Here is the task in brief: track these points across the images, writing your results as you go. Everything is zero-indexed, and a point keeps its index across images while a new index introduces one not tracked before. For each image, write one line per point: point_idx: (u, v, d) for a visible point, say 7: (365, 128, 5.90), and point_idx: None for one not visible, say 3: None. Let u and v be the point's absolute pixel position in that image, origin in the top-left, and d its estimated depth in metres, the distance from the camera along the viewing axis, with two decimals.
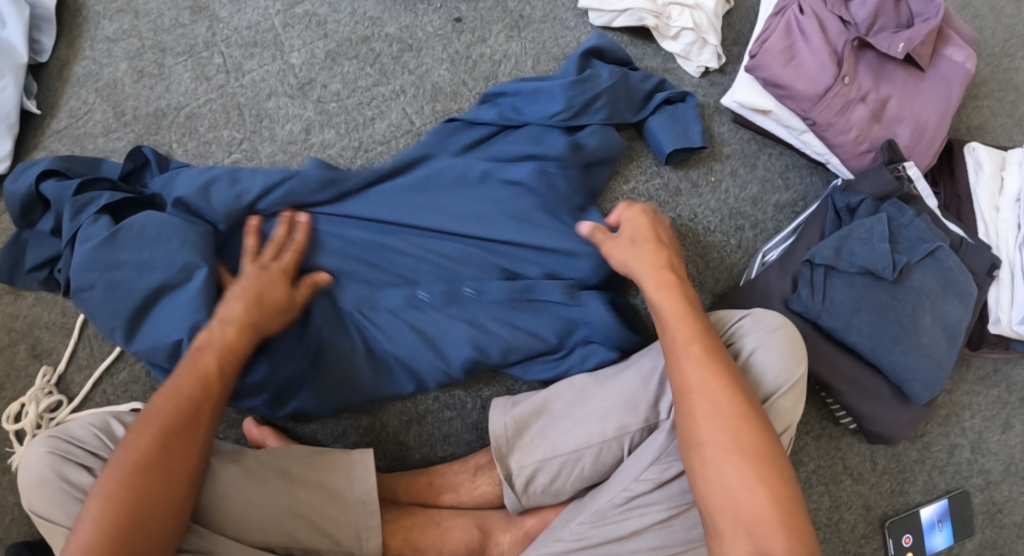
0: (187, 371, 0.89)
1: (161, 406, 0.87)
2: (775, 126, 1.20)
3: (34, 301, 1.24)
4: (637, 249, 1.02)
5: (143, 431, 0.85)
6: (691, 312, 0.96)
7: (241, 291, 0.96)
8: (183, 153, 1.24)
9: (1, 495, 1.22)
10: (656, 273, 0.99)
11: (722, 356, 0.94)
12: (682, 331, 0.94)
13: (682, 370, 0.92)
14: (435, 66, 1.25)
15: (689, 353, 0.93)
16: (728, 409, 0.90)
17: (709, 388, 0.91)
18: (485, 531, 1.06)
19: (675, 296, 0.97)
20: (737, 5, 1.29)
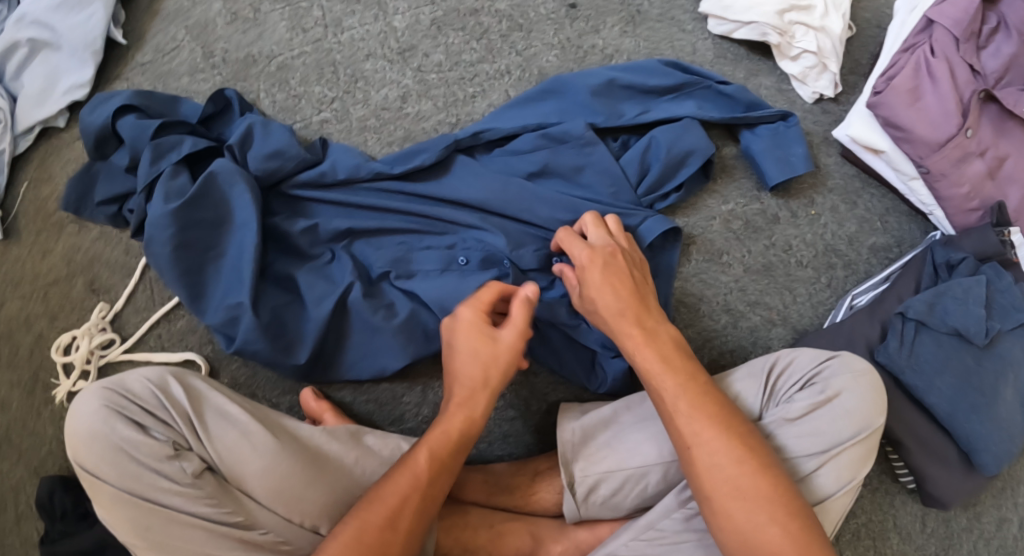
0: (403, 469, 0.91)
1: (371, 506, 0.89)
2: (884, 166, 1.16)
3: (98, 235, 1.21)
4: (597, 293, 0.97)
5: (376, 520, 0.88)
6: (670, 360, 0.93)
7: (474, 375, 0.96)
8: (269, 104, 1.21)
9: (41, 427, 1.20)
10: (623, 320, 0.96)
11: (714, 401, 0.91)
12: (664, 382, 0.92)
13: (676, 425, 0.90)
14: (543, 51, 1.22)
15: (676, 406, 0.90)
16: (730, 455, 0.87)
17: (704, 437, 0.88)
18: (537, 539, 1.03)
19: (651, 348, 0.94)
20: (857, 34, 1.24)
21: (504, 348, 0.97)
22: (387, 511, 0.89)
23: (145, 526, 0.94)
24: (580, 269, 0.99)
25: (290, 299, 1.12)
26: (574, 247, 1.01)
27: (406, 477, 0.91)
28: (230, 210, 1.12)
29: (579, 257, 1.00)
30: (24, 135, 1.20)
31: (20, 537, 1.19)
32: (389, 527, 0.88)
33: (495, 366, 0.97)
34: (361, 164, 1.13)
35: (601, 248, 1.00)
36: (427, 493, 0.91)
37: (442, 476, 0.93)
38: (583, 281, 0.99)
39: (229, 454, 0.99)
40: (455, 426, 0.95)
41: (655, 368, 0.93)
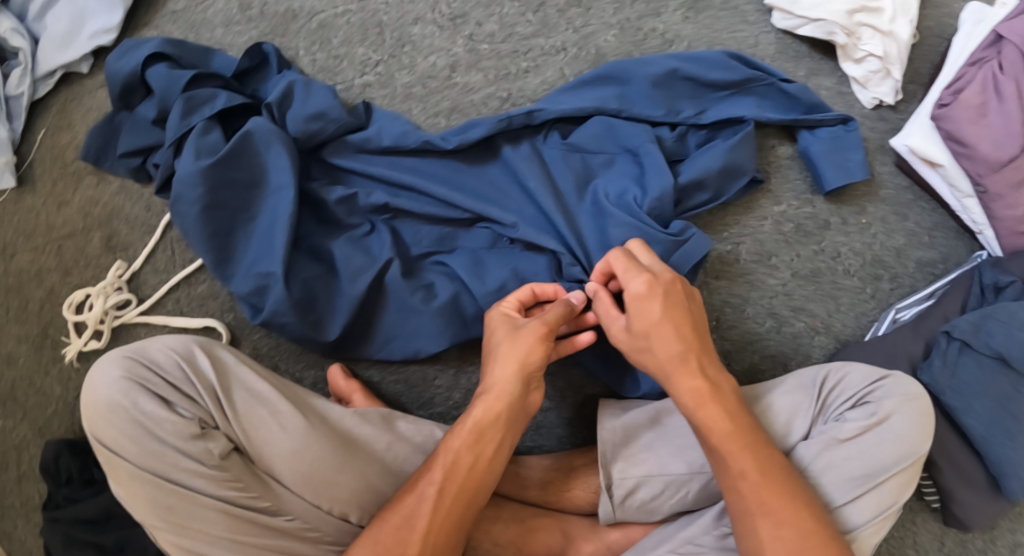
0: (440, 462, 0.91)
1: (416, 525, 0.88)
2: (939, 181, 1.13)
3: (118, 189, 1.16)
4: (655, 334, 0.93)
5: (400, 518, 0.88)
6: (734, 423, 0.91)
7: (502, 362, 0.94)
8: (309, 62, 1.16)
9: (48, 386, 1.15)
10: (684, 369, 0.92)
11: (776, 468, 0.90)
12: (730, 448, 0.90)
13: (737, 489, 0.89)
14: (602, 30, 1.17)
15: (743, 473, 0.89)
16: (797, 526, 0.87)
17: (771, 505, 0.88)
18: (568, 537, 1.02)
19: (712, 409, 0.91)
20: (920, 40, 1.20)
21: (527, 337, 0.95)
22: (413, 507, 0.89)
23: (165, 508, 0.89)
24: (636, 301, 0.93)
25: (323, 272, 1.07)
26: (630, 276, 0.95)
27: (433, 474, 0.91)
28: (265, 173, 1.06)
29: (635, 288, 0.94)
30: (44, 79, 1.16)
31: (21, 497, 1.15)
32: (415, 526, 0.88)
33: (515, 353, 0.94)
34: (410, 132, 1.09)
35: (660, 279, 0.94)
36: (446, 489, 0.89)
37: (463, 472, 0.91)
38: (637, 313, 0.93)
39: (257, 435, 0.93)
40: (473, 418, 0.93)
41: (719, 430, 0.91)
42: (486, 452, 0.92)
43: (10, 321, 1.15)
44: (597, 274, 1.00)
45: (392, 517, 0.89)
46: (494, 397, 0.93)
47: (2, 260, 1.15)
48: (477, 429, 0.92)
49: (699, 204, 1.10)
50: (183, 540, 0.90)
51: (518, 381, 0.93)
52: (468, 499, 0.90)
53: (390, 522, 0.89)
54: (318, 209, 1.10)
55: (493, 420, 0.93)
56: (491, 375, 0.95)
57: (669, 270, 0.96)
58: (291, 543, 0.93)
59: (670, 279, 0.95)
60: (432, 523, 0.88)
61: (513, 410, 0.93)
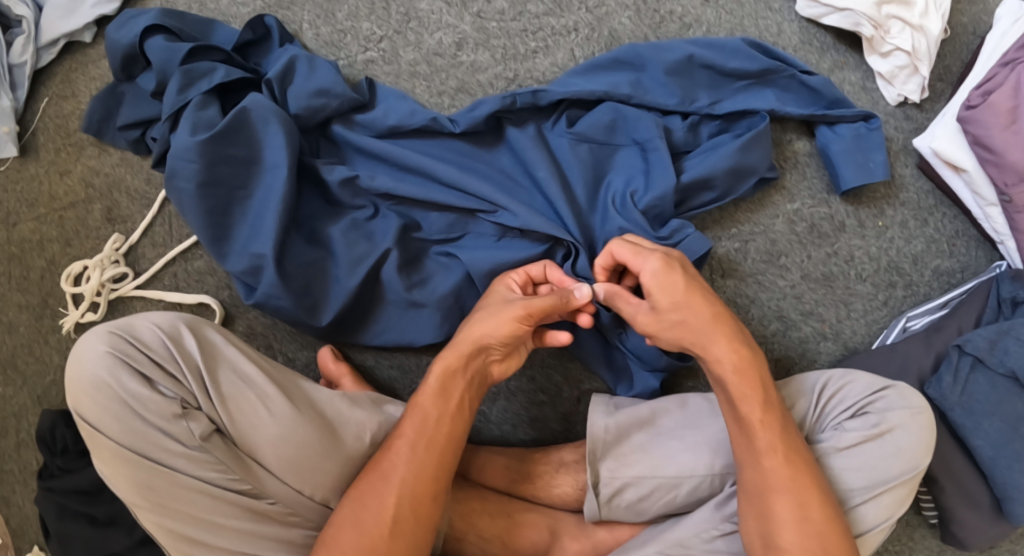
0: (415, 418, 0.90)
1: (410, 468, 0.88)
2: (962, 186, 1.08)
3: (119, 160, 1.15)
4: (686, 304, 0.90)
5: (377, 475, 0.88)
6: (769, 401, 0.90)
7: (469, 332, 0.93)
8: (313, 36, 1.13)
9: (47, 355, 1.16)
10: (723, 336, 0.90)
11: (802, 448, 0.90)
12: (763, 421, 0.89)
13: (761, 466, 0.88)
14: (617, 12, 1.12)
15: (772, 446, 0.88)
16: (822, 507, 0.87)
17: (793, 486, 0.87)
18: (555, 534, 0.99)
19: (749, 380, 0.90)
20: (953, 35, 1.13)
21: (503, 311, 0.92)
22: (388, 464, 0.89)
23: (147, 487, 0.88)
24: (659, 280, 0.91)
25: (319, 256, 1.05)
26: (642, 260, 0.92)
27: (404, 430, 0.90)
28: (263, 150, 1.03)
29: (652, 268, 0.91)
30: (48, 48, 1.15)
31: (19, 464, 1.17)
32: (391, 482, 0.88)
33: (484, 320, 0.92)
34: (417, 112, 1.05)
35: (671, 257, 0.93)
36: (418, 443, 0.89)
37: (433, 425, 0.90)
38: (660, 292, 0.91)
39: (242, 419, 0.91)
40: (438, 373, 0.92)
41: (754, 403, 0.89)
42: (453, 405, 0.91)
43: (10, 289, 1.15)
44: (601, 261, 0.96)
45: (389, 465, 0.89)
46: (454, 354, 0.92)
47: (4, 229, 1.15)
48: (441, 385, 0.91)
49: (704, 203, 1.06)
50: (164, 519, 0.89)
51: (478, 346, 0.92)
52: (440, 450, 0.89)
53: (383, 469, 0.89)
54: (315, 190, 1.07)
55: (455, 375, 0.92)
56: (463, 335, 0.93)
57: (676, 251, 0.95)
58: (271, 527, 0.92)
59: (677, 258, 0.94)
60: (406, 475, 0.88)
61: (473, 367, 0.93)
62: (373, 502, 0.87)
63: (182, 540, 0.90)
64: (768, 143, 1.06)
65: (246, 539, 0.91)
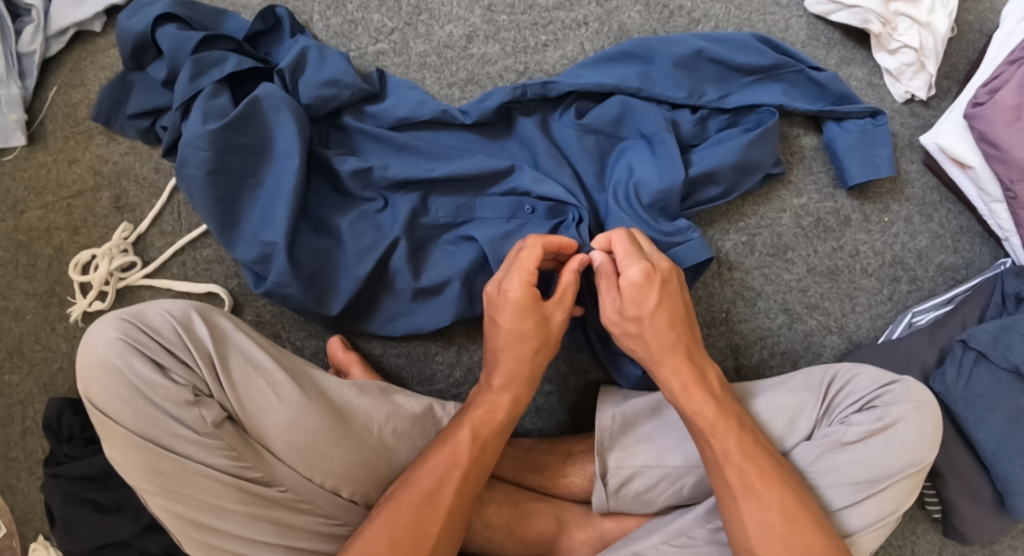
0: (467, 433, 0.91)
1: (458, 479, 0.89)
2: (967, 183, 1.09)
3: (128, 149, 1.15)
4: (649, 321, 0.92)
5: (421, 495, 0.88)
6: (722, 406, 0.91)
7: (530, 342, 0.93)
8: (323, 27, 1.13)
9: (54, 342, 1.16)
10: (673, 355, 0.92)
11: (765, 453, 0.90)
12: (715, 430, 0.90)
13: (721, 473, 0.89)
14: (627, 6, 1.13)
15: (727, 455, 0.89)
16: (782, 510, 0.87)
17: (754, 489, 0.88)
18: (561, 524, 1.00)
19: (698, 392, 0.91)
20: (959, 33, 1.14)
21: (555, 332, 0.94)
22: (434, 484, 0.88)
23: (157, 472, 0.88)
24: (632, 287, 0.92)
25: (328, 245, 1.05)
26: (627, 263, 0.93)
27: (454, 450, 0.90)
28: (273, 138, 1.03)
29: (630, 274, 0.92)
30: (58, 37, 1.15)
31: (24, 451, 1.17)
32: (431, 502, 0.87)
33: (545, 347, 0.94)
34: (427, 102, 1.06)
35: (657, 268, 0.93)
36: (470, 462, 0.90)
37: (483, 457, 0.91)
38: (631, 301, 0.92)
39: (251, 405, 0.92)
40: (503, 410, 0.93)
41: (708, 412, 0.91)
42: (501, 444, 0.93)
43: (18, 277, 1.15)
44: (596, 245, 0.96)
45: (432, 473, 0.89)
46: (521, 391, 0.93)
47: (11, 217, 1.15)
48: (500, 422, 0.92)
49: (710, 198, 1.06)
50: (174, 505, 0.88)
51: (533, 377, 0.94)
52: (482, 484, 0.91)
53: (429, 476, 0.89)
54: (324, 179, 1.07)
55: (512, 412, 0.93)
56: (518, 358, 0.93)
57: (666, 260, 0.94)
58: (281, 513, 0.91)
59: (666, 268, 0.94)
60: (451, 498, 0.88)
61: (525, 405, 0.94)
62: (414, 519, 0.86)
63: (193, 526, 0.89)
64: (776, 138, 1.07)
65: (256, 525, 0.90)
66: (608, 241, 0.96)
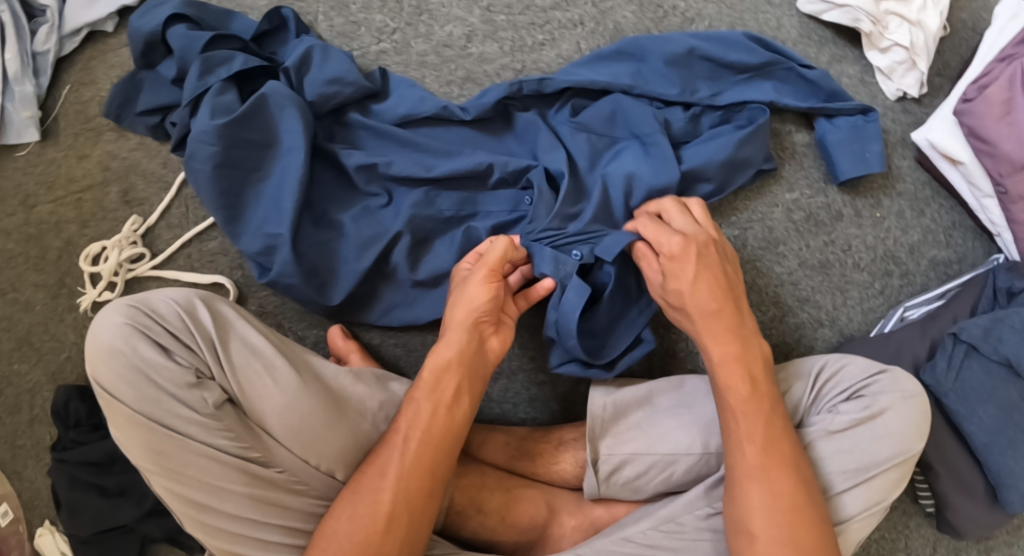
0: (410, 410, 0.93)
1: (406, 454, 0.90)
2: (958, 178, 1.10)
3: (137, 145, 1.19)
4: (693, 291, 0.95)
5: (377, 469, 0.90)
6: (755, 392, 0.91)
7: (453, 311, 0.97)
8: (326, 27, 1.16)
9: (63, 332, 1.19)
10: (719, 323, 0.94)
11: (784, 440, 0.90)
12: (746, 411, 0.90)
13: (740, 456, 0.89)
14: (621, 6, 1.15)
15: (750, 437, 0.90)
16: (791, 497, 0.87)
17: (768, 478, 0.88)
18: (552, 510, 1.01)
19: (739, 368, 0.92)
20: (951, 32, 1.16)
21: (472, 286, 0.97)
22: (385, 458, 0.90)
23: (158, 452, 0.90)
24: (671, 258, 0.96)
25: (329, 237, 1.07)
26: (662, 236, 0.97)
27: (398, 425, 0.92)
28: (277, 134, 1.06)
29: (669, 247, 0.97)
30: (71, 37, 1.19)
31: (32, 439, 1.20)
32: (384, 475, 0.89)
33: (460, 301, 0.97)
34: (426, 99, 1.09)
35: (693, 238, 0.97)
36: (411, 436, 0.91)
37: (426, 420, 0.92)
38: (673, 271, 0.96)
39: (250, 389, 0.94)
40: (428, 368, 0.94)
41: (737, 397, 0.91)
42: (448, 400, 0.93)
43: (28, 269, 1.19)
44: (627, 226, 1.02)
45: (386, 451, 0.91)
46: (444, 345, 0.95)
47: (23, 211, 1.19)
48: (433, 377, 0.93)
49: (702, 196, 1.08)
50: (174, 484, 0.91)
51: (466, 328, 0.95)
52: (436, 447, 0.91)
53: (379, 454, 0.91)
54: (326, 173, 1.10)
55: (448, 366, 0.94)
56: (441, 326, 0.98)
57: (702, 231, 0.98)
58: (278, 494, 0.93)
59: (703, 239, 0.98)
60: (402, 469, 0.89)
61: (468, 357, 0.95)
62: (369, 494, 0.89)
63: (192, 507, 0.91)
64: (767, 135, 1.08)
65: (253, 506, 0.92)
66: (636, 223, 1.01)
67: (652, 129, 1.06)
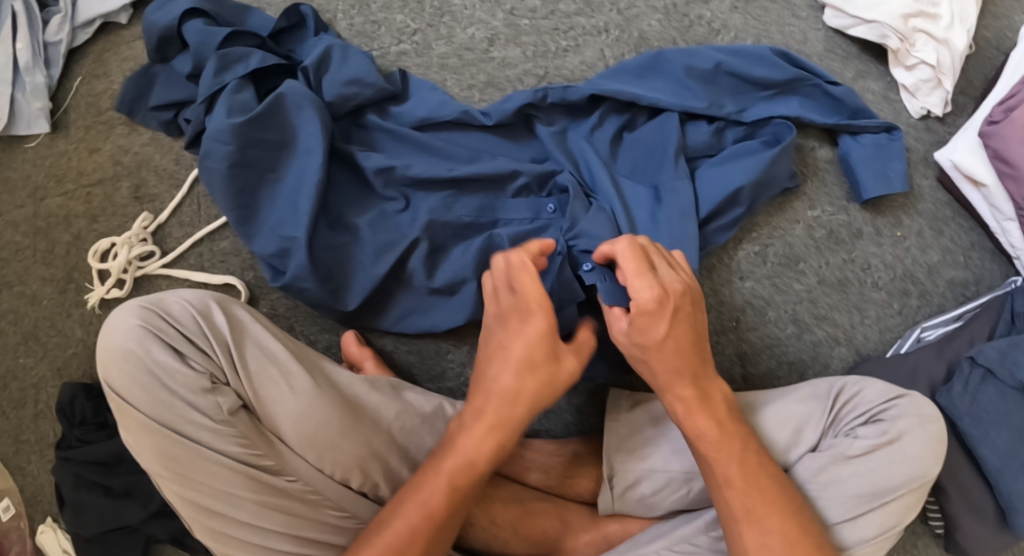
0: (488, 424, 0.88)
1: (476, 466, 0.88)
2: (980, 201, 1.09)
3: (149, 140, 1.17)
4: (656, 350, 0.90)
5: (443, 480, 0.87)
6: (727, 429, 0.91)
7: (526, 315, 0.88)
8: (346, 26, 1.14)
9: (69, 328, 1.17)
10: (681, 381, 0.91)
11: (766, 475, 0.90)
12: (717, 455, 0.90)
13: (723, 496, 0.90)
14: (646, 14, 1.14)
15: (728, 480, 0.90)
16: (782, 535, 0.87)
17: (753, 513, 0.88)
18: (565, 523, 1.01)
19: (702, 415, 0.91)
20: (976, 51, 1.15)
21: (563, 374, 0.89)
22: (409, 526, 0.85)
23: (171, 458, 0.89)
24: (643, 313, 0.89)
25: (345, 241, 1.05)
26: (637, 284, 0.89)
27: (434, 496, 0.86)
28: (295, 135, 1.04)
29: (643, 300, 0.88)
30: (83, 28, 1.17)
31: (36, 434, 1.19)
32: (410, 541, 0.85)
33: (542, 384, 0.88)
34: (447, 103, 1.07)
35: (670, 293, 0.89)
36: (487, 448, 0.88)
37: (463, 505, 0.88)
38: (640, 328, 0.89)
39: (265, 395, 0.93)
40: (487, 456, 0.88)
41: (710, 438, 0.91)
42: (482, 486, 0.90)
43: (36, 262, 1.17)
44: (598, 258, 0.93)
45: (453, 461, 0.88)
46: (512, 435, 0.88)
47: (32, 203, 1.17)
48: (487, 468, 0.88)
49: (732, 220, 1.07)
50: (185, 490, 0.89)
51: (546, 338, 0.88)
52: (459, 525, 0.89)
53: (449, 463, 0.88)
54: (343, 176, 1.08)
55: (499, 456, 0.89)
56: (498, 385, 0.88)
57: (679, 280, 0.91)
58: (291, 503, 0.92)
59: (679, 290, 0.90)
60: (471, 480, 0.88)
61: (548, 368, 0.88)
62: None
63: (203, 513, 0.90)
64: (793, 154, 1.07)
65: (264, 513, 0.90)
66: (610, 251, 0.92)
67: (670, 152, 1.05)
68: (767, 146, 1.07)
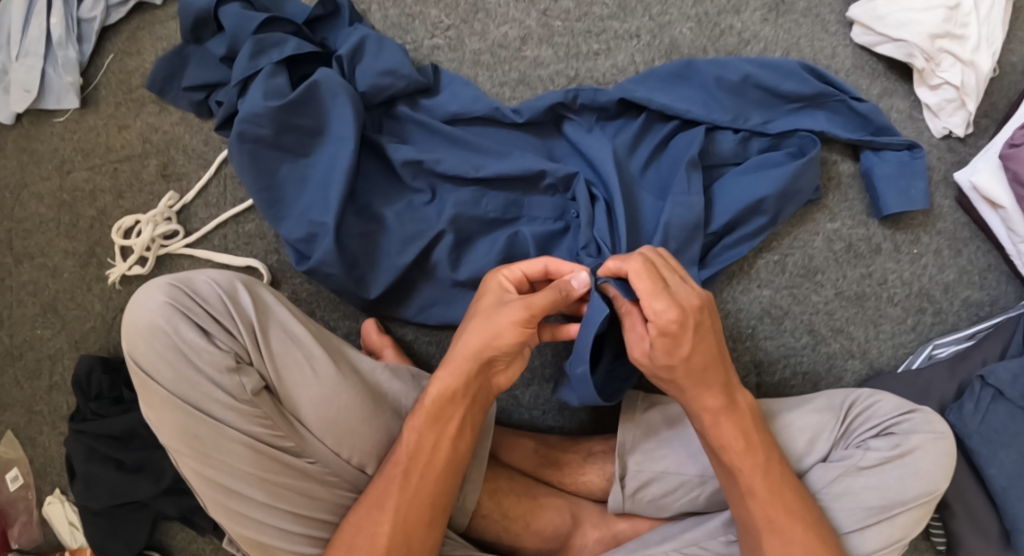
0: (433, 396, 0.90)
1: (428, 439, 0.89)
2: (998, 223, 1.10)
3: (179, 120, 1.17)
4: (681, 369, 0.88)
5: (403, 458, 0.89)
6: (749, 433, 0.91)
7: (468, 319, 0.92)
8: (381, 18, 1.16)
9: (89, 303, 1.17)
10: (707, 390, 0.90)
11: (788, 487, 0.91)
12: (743, 467, 0.90)
13: (744, 506, 0.90)
14: (678, 22, 1.15)
15: (753, 490, 0.90)
16: (805, 546, 0.89)
17: (773, 520, 0.90)
18: (576, 520, 1.02)
19: (728, 424, 0.91)
20: (1001, 74, 1.16)
21: (502, 314, 0.89)
22: (381, 491, 0.88)
23: (191, 435, 0.89)
24: (664, 335, 0.85)
25: (371, 230, 1.06)
26: (654, 301, 0.85)
27: (396, 456, 0.89)
28: (327, 122, 1.05)
29: (663, 321, 0.85)
30: (118, 6, 1.17)
31: (49, 406, 1.19)
32: (382, 507, 0.87)
33: (485, 329, 0.89)
34: (479, 99, 1.08)
35: (686, 309, 0.86)
36: (441, 420, 0.89)
37: (427, 451, 0.89)
38: (664, 349, 0.86)
39: (288, 377, 0.94)
40: (432, 397, 0.90)
41: (735, 447, 0.90)
42: (450, 431, 0.90)
43: (59, 235, 1.18)
44: (608, 271, 0.89)
45: (409, 435, 0.89)
46: (451, 375, 0.89)
47: (59, 176, 1.18)
48: (435, 407, 0.89)
49: (755, 229, 1.08)
50: (205, 468, 0.90)
51: (480, 328, 0.89)
52: (438, 476, 0.88)
53: (407, 438, 0.89)
54: (373, 166, 1.09)
55: (452, 398, 0.90)
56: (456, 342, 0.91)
57: (695, 293, 0.87)
58: (310, 485, 0.93)
59: (697, 306, 0.87)
60: (429, 453, 0.89)
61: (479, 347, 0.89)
62: (367, 527, 0.87)
63: (222, 491, 0.90)
64: (817, 167, 1.08)
65: (281, 494, 0.91)
66: (620, 269, 0.88)
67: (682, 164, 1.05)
68: (792, 158, 1.08)
